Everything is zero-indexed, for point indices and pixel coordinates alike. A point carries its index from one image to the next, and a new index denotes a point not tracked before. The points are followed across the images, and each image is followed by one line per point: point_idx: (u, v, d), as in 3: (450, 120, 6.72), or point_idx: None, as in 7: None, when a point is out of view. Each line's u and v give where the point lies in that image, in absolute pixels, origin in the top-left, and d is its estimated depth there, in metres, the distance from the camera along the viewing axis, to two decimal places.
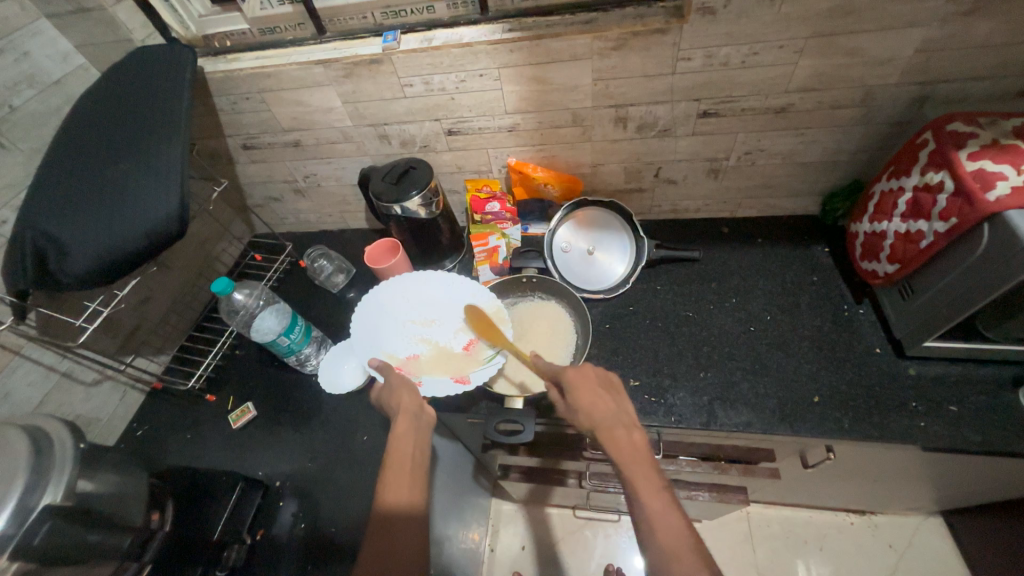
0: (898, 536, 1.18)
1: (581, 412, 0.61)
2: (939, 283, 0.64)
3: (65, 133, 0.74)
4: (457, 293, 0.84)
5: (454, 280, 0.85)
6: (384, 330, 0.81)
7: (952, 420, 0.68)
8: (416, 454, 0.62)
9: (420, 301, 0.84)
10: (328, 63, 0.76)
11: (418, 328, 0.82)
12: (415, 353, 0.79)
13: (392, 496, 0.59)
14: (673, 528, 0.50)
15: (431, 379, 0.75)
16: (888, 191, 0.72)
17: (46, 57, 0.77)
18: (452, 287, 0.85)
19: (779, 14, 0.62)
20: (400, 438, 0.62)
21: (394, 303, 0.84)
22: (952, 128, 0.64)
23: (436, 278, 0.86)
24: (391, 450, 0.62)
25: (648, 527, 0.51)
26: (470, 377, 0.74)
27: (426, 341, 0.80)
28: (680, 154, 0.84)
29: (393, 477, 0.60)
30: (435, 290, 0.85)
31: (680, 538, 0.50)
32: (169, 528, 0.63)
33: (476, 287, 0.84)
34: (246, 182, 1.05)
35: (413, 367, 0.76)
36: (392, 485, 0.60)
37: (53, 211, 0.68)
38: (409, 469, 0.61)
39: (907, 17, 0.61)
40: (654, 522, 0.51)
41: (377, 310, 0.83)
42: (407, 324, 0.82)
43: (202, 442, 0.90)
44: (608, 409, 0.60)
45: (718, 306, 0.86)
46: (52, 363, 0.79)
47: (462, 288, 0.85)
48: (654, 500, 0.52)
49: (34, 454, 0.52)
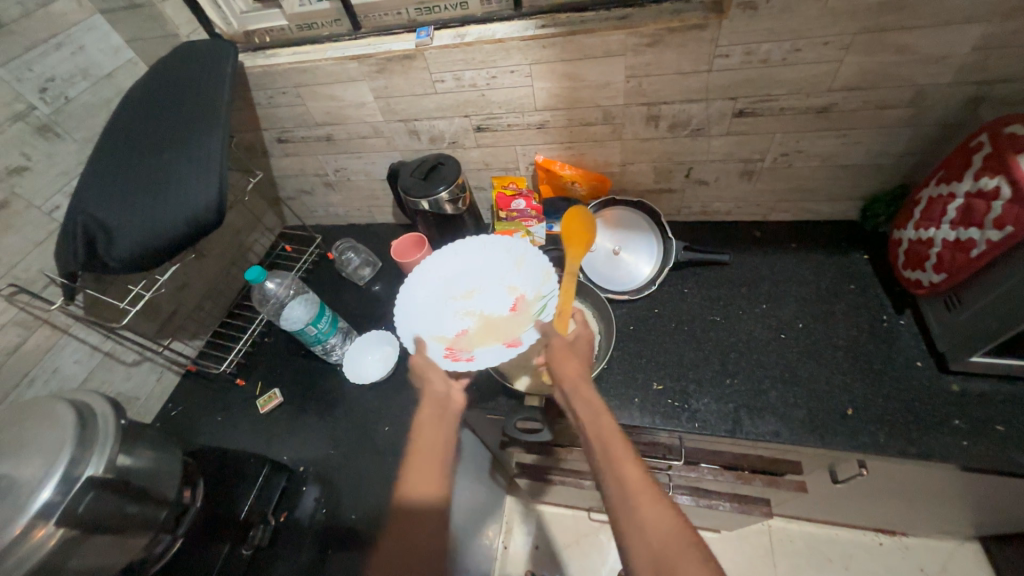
0: (930, 560, 1.13)
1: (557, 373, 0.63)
2: (991, 295, 0.60)
3: (115, 124, 0.78)
4: (494, 253, 0.83)
5: (488, 239, 0.84)
6: (428, 311, 0.80)
7: (998, 440, 0.64)
8: (440, 440, 0.64)
9: (457, 272, 0.83)
10: (362, 59, 0.77)
11: (462, 300, 0.81)
12: (463, 328, 0.78)
13: (416, 478, 0.60)
14: (632, 468, 0.49)
15: (483, 351, 0.75)
16: (936, 196, 0.69)
17: (99, 51, 0.81)
18: (488, 246, 0.83)
19: (825, 9, 0.60)
20: (424, 426, 0.65)
21: (432, 279, 0.82)
22: (1011, 131, 0.60)
23: (470, 241, 0.84)
24: (416, 436, 0.64)
25: (608, 469, 0.50)
26: (521, 339, 0.75)
27: (472, 313, 0.80)
28: (713, 154, 0.82)
29: (419, 461, 0.62)
30: (472, 256, 0.83)
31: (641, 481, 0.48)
32: (200, 505, 0.67)
33: (511, 240, 0.83)
34: (279, 174, 1.08)
35: (463, 345, 0.76)
36: (415, 470, 0.61)
37: (103, 198, 0.71)
38: (433, 455, 0.62)
39: (965, 12, 0.58)
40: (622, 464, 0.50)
41: (416, 291, 0.81)
42: (448, 298, 0.81)
43: (231, 425, 0.94)
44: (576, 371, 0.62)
45: (747, 312, 0.83)
46: (97, 342, 0.83)
47: (498, 245, 0.83)
48: (614, 445, 0.52)
49: (79, 428, 0.55)
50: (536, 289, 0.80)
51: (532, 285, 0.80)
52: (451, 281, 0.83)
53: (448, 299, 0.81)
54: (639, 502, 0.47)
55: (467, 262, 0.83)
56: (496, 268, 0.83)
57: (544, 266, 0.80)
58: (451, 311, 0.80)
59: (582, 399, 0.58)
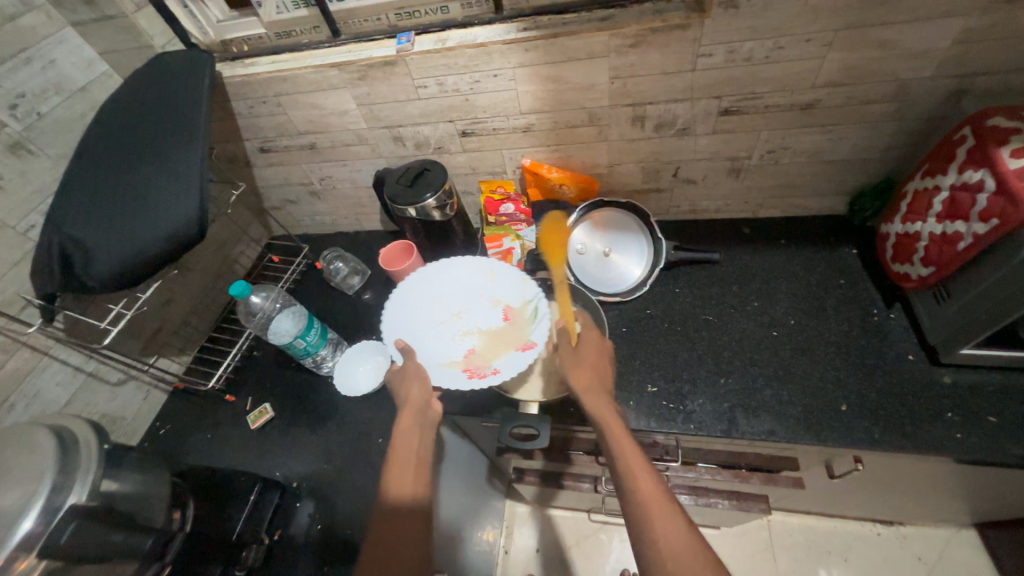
0: (927, 547, 1.14)
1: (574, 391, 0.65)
2: (979, 288, 0.61)
3: (90, 140, 0.76)
4: (462, 272, 0.85)
5: (454, 262, 0.85)
6: (428, 342, 0.79)
7: (991, 431, 0.65)
8: (421, 445, 0.64)
9: (436, 301, 0.83)
10: (343, 66, 0.76)
11: (453, 324, 0.81)
12: (468, 350, 0.79)
13: (397, 483, 0.60)
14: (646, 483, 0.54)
15: (502, 360, 0.75)
16: (921, 190, 0.69)
17: (71, 65, 0.79)
18: (454, 269, 0.85)
19: (806, 6, 0.60)
20: (405, 431, 0.64)
21: (412, 310, 0.82)
22: (993, 124, 0.60)
23: (433, 269, 0.85)
24: (397, 443, 0.63)
25: (630, 491, 0.54)
26: (534, 339, 0.76)
27: (470, 331, 0.81)
28: (700, 153, 0.82)
29: (398, 466, 0.62)
30: (442, 282, 0.84)
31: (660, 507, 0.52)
32: (188, 530, 0.64)
33: (474, 259, 0.85)
34: (263, 185, 1.06)
35: (478, 363, 0.76)
36: (398, 473, 0.61)
37: (79, 217, 0.69)
38: (413, 462, 0.62)
39: (944, 7, 0.58)
40: (637, 477, 0.54)
41: (405, 327, 0.81)
42: (439, 326, 0.81)
43: (221, 442, 0.92)
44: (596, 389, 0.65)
45: (739, 309, 0.83)
46: (79, 363, 0.81)
47: (462, 264, 0.85)
48: (637, 471, 0.55)
49: (60, 455, 0.54)
50: (521, 294, 0.82)
51: (513, 292, 0.82)
52: (434, 311, 0.83)
53: (438, 327, 0.81)
54: (657, 526, 0.50)
55: (440, 289, 0.84)
56: (470, 286, 0.85)
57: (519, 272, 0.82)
58: (447, 337, 0.80)
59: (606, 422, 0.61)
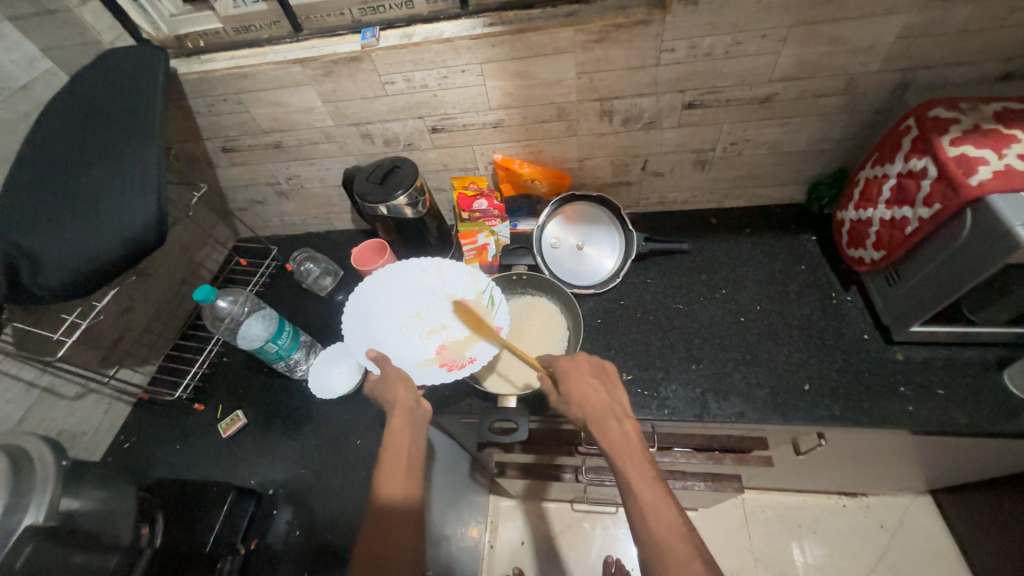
0: (889, 516, 1.21)
1: (575, 404, 0.63)
2: (924, 269, 0.65)
3: (33, 141, 0.72)
4: (409, 274, 0.84)
5: (400, 269, 0.84)
6: (398, 346, 0.78)
7: (940, 403, 0.69)
8: (410, 448, 0.63)
9: (393, 307, 0.82)
10: (306, 62, 0.74)
11: (414, 326, 0.80)
12: (438, 347, 0.78)
13: (387, 485, 0.60)
14: (655, 519, 0.52)
15: (474, 348, 0.76)
16: (872, 178, 0.73)
17: (10, 62, 0.74)
18: (400, 275, 0.84)
19: (761, 3, 0.62)
20: (397, 433, 0.64)
21: (368, 321, 0.81)
22: (934, 114, 0.64)
23: (379, 279, 0.83)
24: (388, 445, 0.63)
25: (638, 507, 0.54)
26: (499, 324, 0.77)
27: (434, 327, 0.80)
28: (666, 147, 0.84)
29: (389, 468, 0.61)
30: (392, 289, 0.83)
31: (668, 525, 0.52)
32: (157, 544, 0.62)
33: (419, 261, 0.85)
34: (227, 186, 1.03)
35: (452, 355, 0.76)
36: (387, 477, 0.61)
37: (25, 222, 0.65)
38: (405, 463, 0.62)
39: (887, 4, 0.61)
40: (645, 513, 0.53)
41: (365, 339, 0.79)
42: (400, 330, 0.80)
43: (191, 453, 0.89)
44: (600, 400, 0.63)
45: (708, 297, 0.86)
46: (32, 378, 0.77)
47: (408, 268, 0.84)
48: (644, 489, 0.54)
49: (13, 474, 0.51)
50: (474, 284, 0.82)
51: (465, 283, 0.82)
52: (391, 318, 0.81)
53: (400, 331, 0.80)
54: (667, 544, 0.50)
55: (392, 295, 0.83)
56: (421, 286, 0.84)
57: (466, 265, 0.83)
58: (412, 340, 0.79)
59: (612, 435, 0.59)
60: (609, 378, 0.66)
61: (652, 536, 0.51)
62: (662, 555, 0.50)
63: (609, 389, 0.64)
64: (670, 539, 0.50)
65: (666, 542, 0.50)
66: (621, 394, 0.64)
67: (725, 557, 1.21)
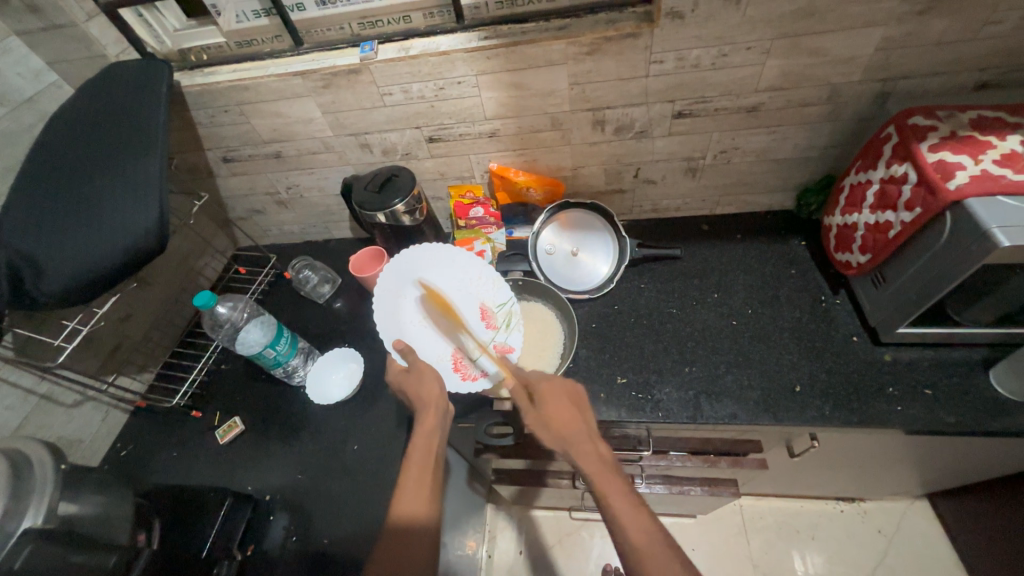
0: (886, 521, 1.21)
1: (552, 431, 0.62)
2: (908, 271, 0.67)
3: (37, 151, 0.73)
4: (445, 265, 0.82)
5: (437, 253, 0.82)
6: (417, 336, 0.79)
7: (928, 403, 0.70)
8: (438, 451, 0.66)
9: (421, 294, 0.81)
10: (306, 75, 0.76)
11: (438, 319, 0.81)
12: (454, 346, 0.79)
13: (409, 493, 0.61)
14: (636, 533, 0.53)
15: (489, 362, 0.77)
16: (856, 183, 0.75)
17: (17, 75, 0.76)
18: (437, 262, 0.82)
19: (745, 17, 0.65)
20: (429, 435, 0.65)
21: (396, 303, 0.80)
22: (913, 122, 0.66)
23: (417, 259, 0.81)
24: (417, 444, 0.65)
25: (618, 523, 0.54)
26: (512, 344, 0.78)
27: (456, 327, 0.80)
28: (658, 155, 0.86)
29: (417, 473, 0.63)
30: (424, 274, 0.82)
31: (648, 533, 0.53)
32: (155, 547, 0.62)
33: (457, 252, 0.82)
34: (227, 196, 1.04)
35: (466, 361, 0.77)
36: (410, 481, 0.62)
37: (27, 230, 0.66)
38: (421, 472, 0.63)
39: (865, 17, 0.64)
40: (627, 527, 0.53)
41: (390, 322, 0.78)
42: (424, 320, 0.80)
43: (188, 459, 0.89)
44: (576, 425, 0.63)
45: (701, 302, 0.88)
46: (31, 386, 0.77)
47: (445, 257, 0.82)
48: (622, 504, 0.55)
49: (13, 478, 0.52)
50: (501, 296, 0.82)
51: (495, 292, 0.82)
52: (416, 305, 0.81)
53: (423, 322, 0.80)
54: (647, 552, 0.51)
55: (423, 282, 0.82)
56: (453, 279, 0.82)
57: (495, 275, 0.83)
58: (433, 332, 0.79)
59: (588, 459, 0.60)
60: (583, 404, 0.66)
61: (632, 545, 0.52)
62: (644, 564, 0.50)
63: (583, 414, 0.64)
64: (647, 545, 0.52)
65: (645, 549, 0.51)
66: (593, 418, 0.65)
67: (723, 564, 1.20)
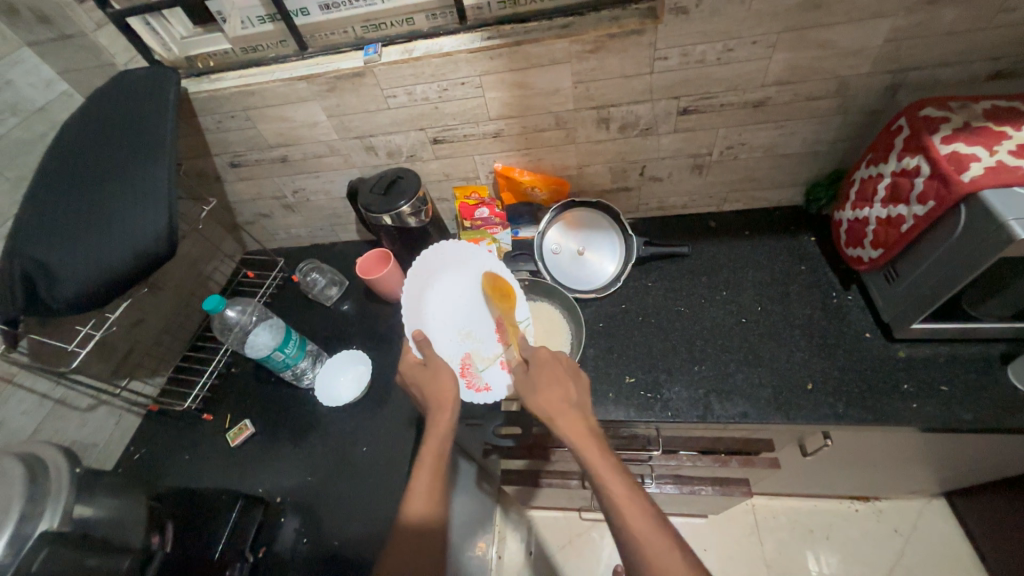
0: (902, 520, 1.19)
1: (541, 396, 0.63)
2: (922, 266, 0.65)
3: (48, 159, 0.74)
4: (475, 268, 0.81)
5: (473, 254, 0.81)
6: (437, 332, 0.78)
7: (944, 400, 0.69)
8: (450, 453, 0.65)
9: (449, 291, 0.81)
10: (311, 79, 0.77)
11: (458, 320, 0.80)
12: (466, 351, 0.79)
13: (422, 494, 0.61)
14: (621, 495, 0.53)
15: (494, 375, 0.77)
16: (867, 177, 0.74)
17: (29, 85, 0.78)
18: (468, 263, 0.81)
19: (750, 10, 0.64)
20: (440, 436, 0.65)
21: (421, 294, 0.78)
22: (925, 114, 0.65)
23: (450, 254, 0.80)
24: (429, 446, 0.64)
25: (614, 508, 0.52)
26: None
27: (472, 332, 0.80)
28: (664, 152, 0.85)
29: (427, 476, 0.62)
30: (455, 273, 0.81)
31: (632, 498, 0.52)
32: (169, 548, 0.63)
33: (488, 258, 0.81)
34: (235, 201, 1.05)
35: (474, 369, 0.78)
36: (422, 482, 0.62)
37: (41, 237, 0.68)
38: (437, 475, 0.63)
39: (874, 8, 0.62)
40: (612, 492, 0.53)
41: (414, 309, 0.77)
42: (444, 318, 0.79)
43: (200, 462, 0.90)
44: (567, 393, 0.63)
45: (710, 300, 0.87)
46: (46, 390, 0.79)
47: (478, 261, 0.82)
48: (608, 469, 0.55)
49: (29, 481, 0.53)
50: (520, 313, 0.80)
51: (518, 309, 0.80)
52: (442, 301, 0.80)
53: (443, 319, 0.79)
54: (637, 530, 0.50)
55: (451, 278, 0.81)
56: (478, 284, 0.82)
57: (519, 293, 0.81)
58: (452, 332, 0.79)
59: (576, 425, 0.60)
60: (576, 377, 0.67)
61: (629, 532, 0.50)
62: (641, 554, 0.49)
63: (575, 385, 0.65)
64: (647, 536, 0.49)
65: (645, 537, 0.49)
66: (585, 391, 0.66)
67: (736, 565, 1.19)
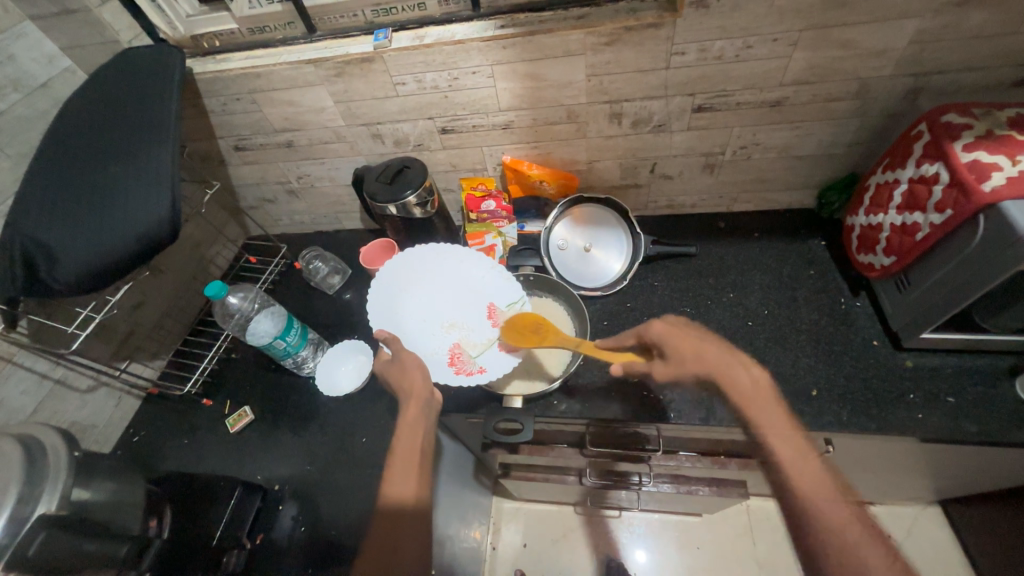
0: (897, 526, 1.19)
1: (692, 360, 0.65)
2: (936, 275, 0.64)
3: (50, 137, 0.73)
4: (449, 264, 0.83)
5: (445, 253, 0.83)
6: (416, 329, 0.80)
7: (949, 411, 0.69)
8: (425, 442, 0.65)
9: (426, 292, 0.83)
10: (319, 62, 0.75)
11: (440, 315, 0.81)
12: (454, 342, 0.78)
13: (398, 482, 0.62)
14: (793, 459, 0.59)
15: (487, 358, 0.76)
16: (883, 183, 0.73)
17: (31, 60, 0.76)
18: (439, 263, 0.84)
19: (773, 7, 0.62)
20: (411, 426, 0.64)
21: (396, 298, 0.82)
22: (946, 120, 0.64)
23: (421, 258, 0.84)
24: (402, 438, 0.64)
25: (791, 478, 0.57)
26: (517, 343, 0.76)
27: (455, 323, 0.80)
28: (676, 149, 0.84)
29: (402, 462, 0.63)
30: (431, 274, 0.83)
31: (804, 464, 0.58)
32: (166, 536, 0.62)
33: (461, 252, 0.83)
34: (238, 184, 1.04)
35: (464, 356, 0.77)
36: (397, 471, 0.63)
37: (40, 217, 0.67)
38: (417, 461, 0.63)
39: (900, 8, 0.61)
40: (785, 459, 0.59)
41: (388, 312, 0.81)
42: (424, 316, 0.81)
43: (199, 447, 0.90)
44: (721, 354, 0.65)
45: (716, 302, 0.86)
46: (46, 371, 0.78)
47: (453, 259, 0.83)
48: (781, 440, 0.60)
49: (27, 463, 0.52)
50: (511, 292, 0.80)
51: (503, 289, 0.80)
52: (420, 301, 0.82)
53: (423, 317, 0.81)
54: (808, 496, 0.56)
55: (426, 279, 0.83)
56: (459, 279, 0.83)
57: (503, 274, 0.80)
58: (435, 328, 0.80)
59: (741, 388, 0.63)
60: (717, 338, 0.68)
61: (815, 528, 0.53)
62: (835, 562, 0.51)
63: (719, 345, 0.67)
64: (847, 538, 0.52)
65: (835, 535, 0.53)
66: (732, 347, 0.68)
67: (728, 564, 1.20)
